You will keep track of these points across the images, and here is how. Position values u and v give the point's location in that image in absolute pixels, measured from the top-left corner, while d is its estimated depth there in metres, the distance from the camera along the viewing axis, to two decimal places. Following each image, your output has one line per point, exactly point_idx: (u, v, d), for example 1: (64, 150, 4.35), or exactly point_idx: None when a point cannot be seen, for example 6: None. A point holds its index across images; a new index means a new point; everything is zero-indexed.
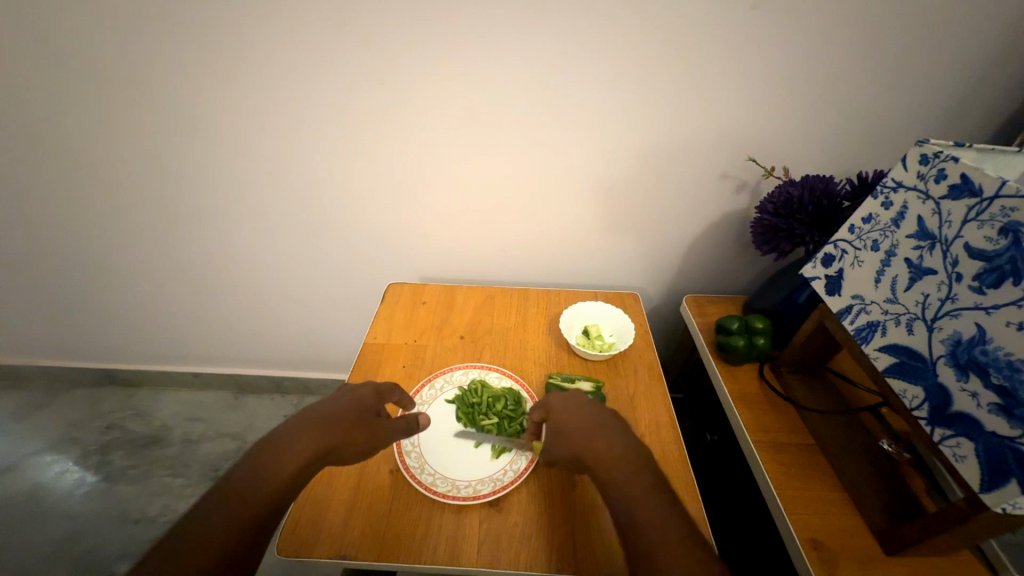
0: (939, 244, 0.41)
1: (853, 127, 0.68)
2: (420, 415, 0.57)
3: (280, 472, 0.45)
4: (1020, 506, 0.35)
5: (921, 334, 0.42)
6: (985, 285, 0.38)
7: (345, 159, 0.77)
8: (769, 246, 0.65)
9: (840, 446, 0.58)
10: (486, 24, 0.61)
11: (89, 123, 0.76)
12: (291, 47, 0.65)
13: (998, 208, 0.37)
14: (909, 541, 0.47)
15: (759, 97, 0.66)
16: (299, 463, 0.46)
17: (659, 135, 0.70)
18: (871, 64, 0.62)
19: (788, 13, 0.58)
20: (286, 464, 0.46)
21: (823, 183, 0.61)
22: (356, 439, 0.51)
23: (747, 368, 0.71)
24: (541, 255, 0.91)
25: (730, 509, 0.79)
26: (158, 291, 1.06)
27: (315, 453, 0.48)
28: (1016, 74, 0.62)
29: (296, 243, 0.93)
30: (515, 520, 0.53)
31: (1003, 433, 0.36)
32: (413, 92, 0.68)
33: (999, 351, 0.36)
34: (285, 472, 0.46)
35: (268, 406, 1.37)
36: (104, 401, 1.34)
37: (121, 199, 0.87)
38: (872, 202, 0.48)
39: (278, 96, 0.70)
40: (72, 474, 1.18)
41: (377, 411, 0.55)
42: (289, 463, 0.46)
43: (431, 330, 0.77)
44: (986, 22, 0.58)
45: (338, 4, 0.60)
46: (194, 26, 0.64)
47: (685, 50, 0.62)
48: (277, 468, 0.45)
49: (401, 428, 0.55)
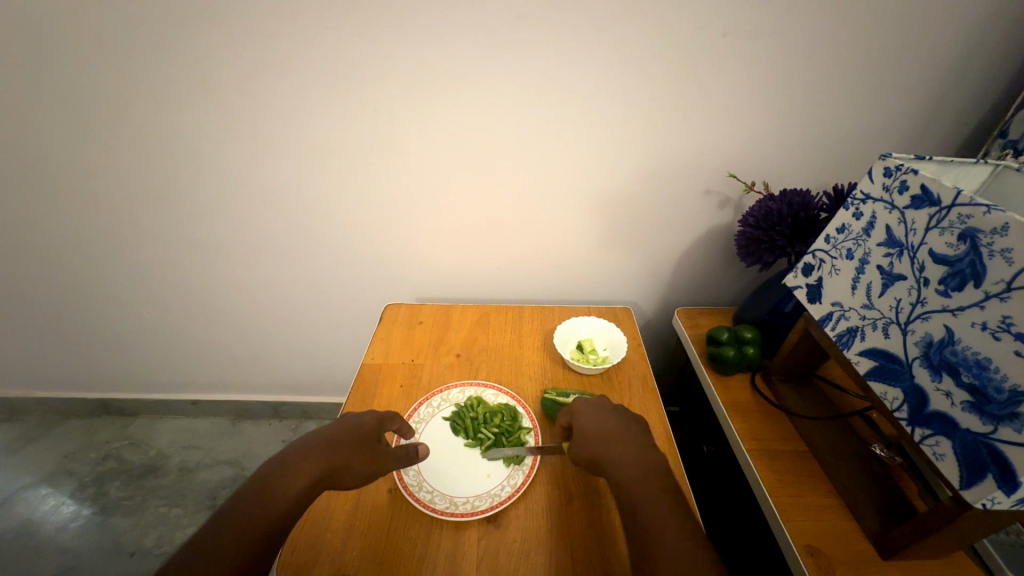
0: (907, 251, 0.44)
1: (826, 143, 0.72)
2: (421, 445, 0.57)
3: (284, 494, 0.47)
4: (999, 500, 0.37)
5: (897, 337, 0.44)
6: (949, 288, 0.40)
7: (343, 184, 0.80)
8: (753, 258, 0.67)
9: (832, 452, 0.59)
10: (475, 55, 0.65)
11: (94, 157, 0.79)
12: (290, 80, 0.68)
13: (955, 216, 0.39)
14: (903, 543, 0.47)
15: (734, 117, 0.69)
16: (299, 486, 0.47)
17: (643, 153, 0.74)
18: (837, 84, 0.66)
19: (755, 41, 0.62)
20: (288, 487, 0.47)
21: (800, 197, 0.64)
22: (354, 463, 0.51)
23: (739, 377, 0.72)
24: (535, 272, 0.93)
25: (730, 520, 0.79)
26: (157, 318, 1.07)
27: (315, 476, 0.49)
28: (973, 89, 0.66)
29: (295, 267, 0.95)
30: (514, 535, 0.53)
31: (976, 430, 0.38)
32: (407, 121, 0.71)
33: (967, 350, 0.38)
34: (288, 494, 0.47)
35: (266, 431, 1.36)
36: (100, 432, 1.33)
37: (124, 230, 0.89)
38: (845, 213, 0.51)
39: (277, 126, 0.73)
40: (67, 507, 1.16)
41: (378, 437, 0.55)
42: (294, 480, 0.48)
43: (428, 349, 0.78)
44: (940, 43, 0.62)
45: (333, 40, 0.64)
46: (198, 65, 0.68)
47: (662, 75, 0.66)
48: (283, 487, 0.47)
49: (401, 457, 0.55)
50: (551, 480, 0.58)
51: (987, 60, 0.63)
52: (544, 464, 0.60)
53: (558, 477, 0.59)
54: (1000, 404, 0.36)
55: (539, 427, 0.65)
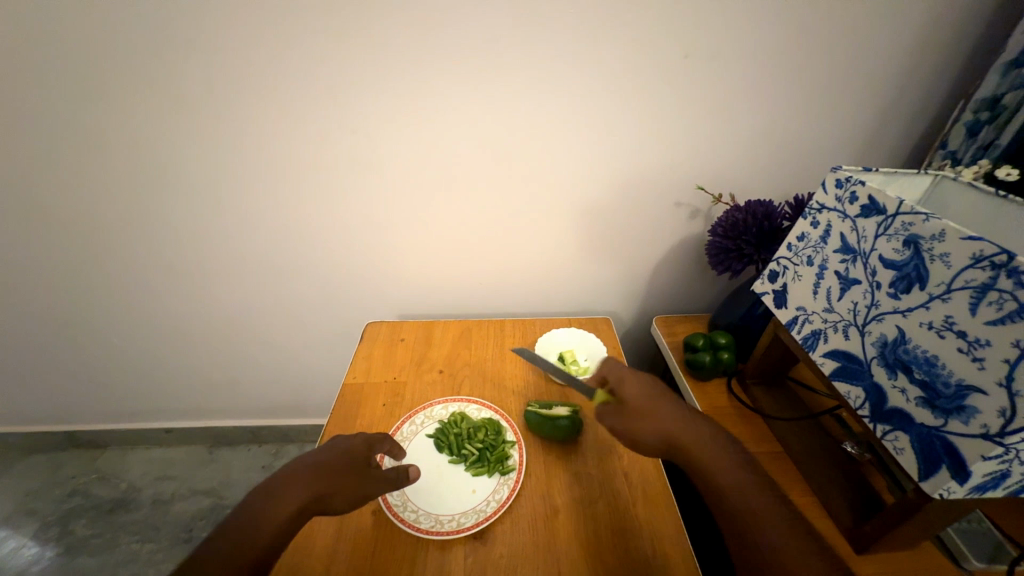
0: (860, 257, 0.46)
1: (785, 156, 0.76)
2: (412, 469, 0.56)
3: (268, 522, 0.45)
4: (953, 490, 0.39)
5: (855, 338, 0.47)
6: (898, 291, 0.42)
7: (322, 204, 0.80)
8: (723, 266, 0.70)
9: (806, 452, 0.61)
10: (451, 77, 0.67)
11: (63, 182, 0.77)
12: (268, 102, 0.69)
13: (899, 224, 0.42)
14: (874, 537, 0.49)
15: (700, 133, 0.73)
16: (285, 514, 0.46)
17: (616, 168, 0.76)
18: (793, 101, 0.70)
19: (716, 62, 0.66)
20: (273, 516, 0.45)
21: (764, 207, 0.67)
22: (344, 489, 0.51)
23: (716, 382, 0.74)
24: (516, 285, 0.94)
25: None
26: (128, 344, 1.03)
27: (302, 502, 0.47)
28: (914, 105, 0.71)
29: (273, 287, 0.93)
30: (500, 550, 0.53)
31: (929, 424, 0.40)
32: (386, 141, 0.72)
33: (917, 349, 0.41)
34: (272, 522, 0.45)
35: (244, 457, 1.32)
36: (66, 466, 1.26)
37: (94, 256, 0.87)
38: (804, 222, 0.53)
39: (255, 147, 0.73)
40: (29, 549, 1.10)
41: (369, 462, 0.55)
42: (285, 506, 0.46)
43: (410, 367, 0.78)
44: (882, 63, 0.67)
45: (310, 64, 0.65)
46: (173, 88, 0.68)
47: (631, 94, 0.69)
48: (267, 517, 0.45)
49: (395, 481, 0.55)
50: (535, 493, 0.59)
51: (924, 79, 0.69)
52: (528, 478, 0.61)
53: (543, 489, 0.59)
54: (948, 398, 0.39)
55: (523, 440, 0.66)
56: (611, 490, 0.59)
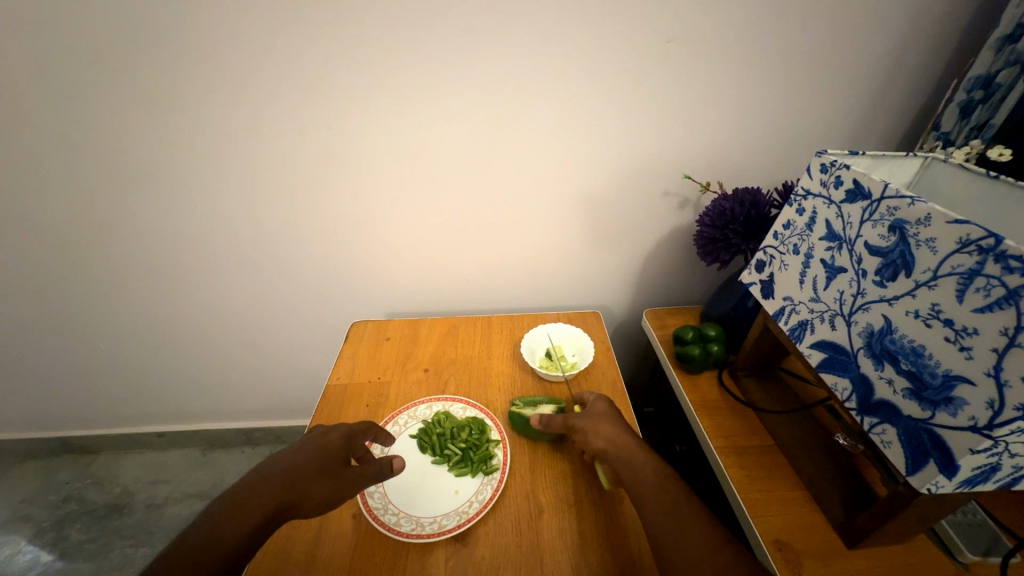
0: (845, 243, 0.45)
1: (774, 142, 0.74)
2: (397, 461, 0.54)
3: (235, 529, 0.44)
4: (942, 484, 0.37)
5: (842, 329, 0.45)
6: (884, 278, 0.41)
7: (301, 202, 0.78)
8: (710, 257, 0.68)
9: (797, 444, 0.60)
10: (426, 68, 0.64)
11: (35, 186, 0.76)
12: (239, 98, 0.67)
13: (884, 208, 0.40)
14: (866, 531, 0.48)
15: (685, 121, 0.71)
16: (253, 520, 0.44)
17: (601, 158, 0.75)
18: (780, 84, 0.68)
19: (700, 46, 0.64)
20: (240, 522, 0.44)
21: (751, 195, 0.65)
22: (316, 492, 0.49)
23: (706, 375, 0.73)
24: (503, 281, 0.93)
25: None
26: (115, 348, 1.02)
27: (270, 508, 0.46)
28: (906, 86, 0.69)
29: (257, 287, 0.92)
30: (482, 552, 0.52)
31: (916, 416, 0.39)
32: (362, 136, 0.70)
33: (904, 338, 0.39)
34: (240, 529, 0.44)
35: (238, 459, 1.32)
36: (60, 471, 1.26)
37: (72, 260, 0.86)
38: (789, 210, 0.52)
39: (230, 146, 0.72)
40: (25, 554, 1.10)
41: (346, 457, 0.53)
42: (249, 515, 0.45)
43: (395, 366, 0.77)
44: (872, 43, 0.65)
45: (280, 58, 0.63)
46: (140, 87, 0.66)
47: (613, 82, 0.67)
48: (234, 523, 0.44)
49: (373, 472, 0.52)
50: (520, 492, 0.58)
51: (916, 58, 0.66)
52: (512, 477, 0.60)
53: (527, 489, 0.58)
54: (935, 389, 0.37)
55: (508, 438, 0.64)
56: (596, 488, 0.58)
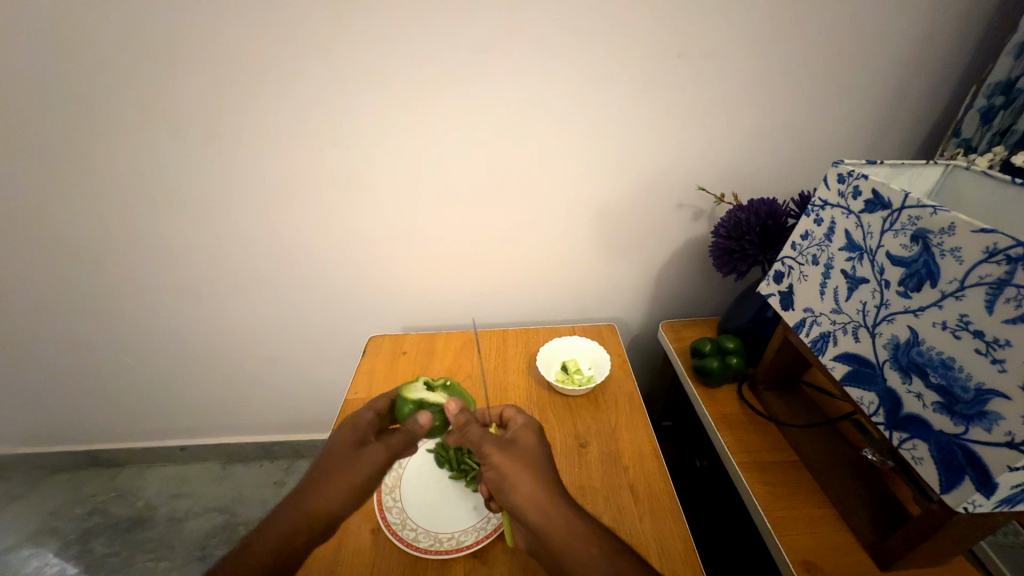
0: (867, 254, 0.44)
1: (788, 152, 0.74)
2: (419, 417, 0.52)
3: (275, 534, 0.46)
4: (980, 503, 0.36)
5: (866, 341, 0.44)
6: (909, 289, 0.40)
7: (321, 220, 0.81)
8: (727, 268, 0.67)
9: (822, 460, 0.58)
10: (441, 89, 0.67)
11: (72, 207, 0.80)
12: (263, 122, 0.70)
13: (905, 218, 0.40)
14: (899, 553, 0.46)
15: (697, 133, 0.71)
16: (288, 524, 0.47)
17: (614, 171, 0.75)
18: (792, 96, 0.68)
19: (709, 60, 0.65)
20: (278, 528, 0.46)
21: (767, 206, 0.64)
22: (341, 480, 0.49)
23: (726, 388, 0.72)
24: (517, 294, 0.93)
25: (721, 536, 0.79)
26: (141, 363, 1.05)
27: (304, 510, 0.47)
28: (921, 93, 0.68)
29: (276, 303, 0.94)
30: (501, 570, 0.51)
31: (949, 432, 0.37)
32: (379, 156, 0.73)
33: (932, 351, 0.38)
34: (278, 534, 0.46)
35: (256, 474, 1.33)
36: (86, 484, 1.29)
37: (104, 278, 0.89)
38: (807, 220, 0.51)
39: (254, 168, 0.75)
40: (51, 567, 1.12)
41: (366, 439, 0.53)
42: (284, 522, 0.47)
43: (411, 380, 0.77)
44: (884, 52, 0.65)
45: (302, 84, 0.66)
46: (171, 113, 0.69)
47: (623, 96, 0.68)
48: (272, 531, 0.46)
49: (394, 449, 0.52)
50: None
51: (931, 66, 0.66)
52: None
53: None
54: (968, 404, 0.36)
55: None
56: (615, 505, 0.57)
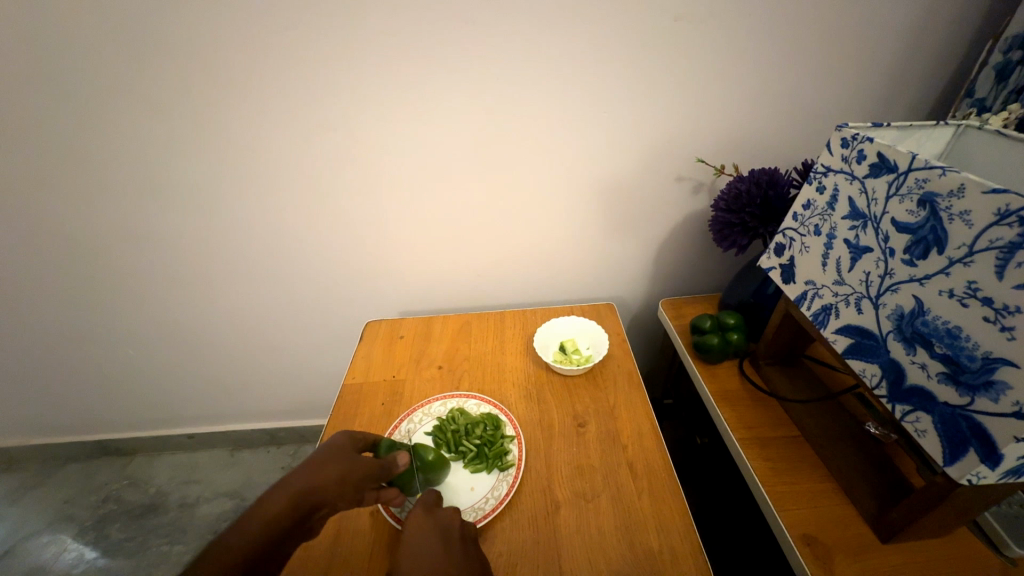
0: (871, 221, 0.42)
1: (791, 119, 0.71)
2: (398, 454, 0.51)
3: (265, 510, 0.41)
4: (984, 475, 0.35)
5: (870, 312, 0.42)
6: (915, 257, 0.38)
7: (311, 204, 0.79)
8: (726, 242, 0.65)
9: (824, 434, 0.58)
10: (428, 61, 0.64)
11: (58, 198, 0.78)
12: (246, 102, 0.67)
13: (912, 181, 0.38)
14: (900, 525, 0.45)
15: (696, 102, 0.68)
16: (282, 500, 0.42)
17: (610, 143, 0.72)
18: (796, 58, 0.65)
19: (708, 21, 0.61)
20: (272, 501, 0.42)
21: (768, 176, 0.62)
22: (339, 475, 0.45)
23: (726, 365, 0.70)
24: (514, 274, 0.92)
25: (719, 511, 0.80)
26: (143, 354, 1.06)
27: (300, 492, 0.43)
28: (933, 51, 0.65)
29: (272, 290, 0.94)
30: (499, 549, 0.51)
31: (954, 403, 0.36)
32: (367, 135, 0.70)
33: (938, 320, 0.37)
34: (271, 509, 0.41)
35: (264, 459, 1.35)
36: (99, 473, 1.32)
37: (97, 270, 0.88)
38: (810, 189, 0.49)
39: (239, 151, 0.72)
40: (70, 552, 1.16)
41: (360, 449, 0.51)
42: (279, 498, 0.42)
43: (409, 363, 0.77)
44: (895, 6, 0.61)
45: (282, 60, 0.63)
46: (149, 95, 0.67)
47: (620, 61, 0.64)
48: (266, 508, 0.41)
49: (378, 471, 0.49)
50: (537, 486, 0.57)
51: (945, 21, 0.62)
52: (528, 473, 0.59)
53: (544, 484, 0.57)
54: (974, 373, 0.35)
55: (523, 434, 0.63)
56: (614, 484, 0.57)
